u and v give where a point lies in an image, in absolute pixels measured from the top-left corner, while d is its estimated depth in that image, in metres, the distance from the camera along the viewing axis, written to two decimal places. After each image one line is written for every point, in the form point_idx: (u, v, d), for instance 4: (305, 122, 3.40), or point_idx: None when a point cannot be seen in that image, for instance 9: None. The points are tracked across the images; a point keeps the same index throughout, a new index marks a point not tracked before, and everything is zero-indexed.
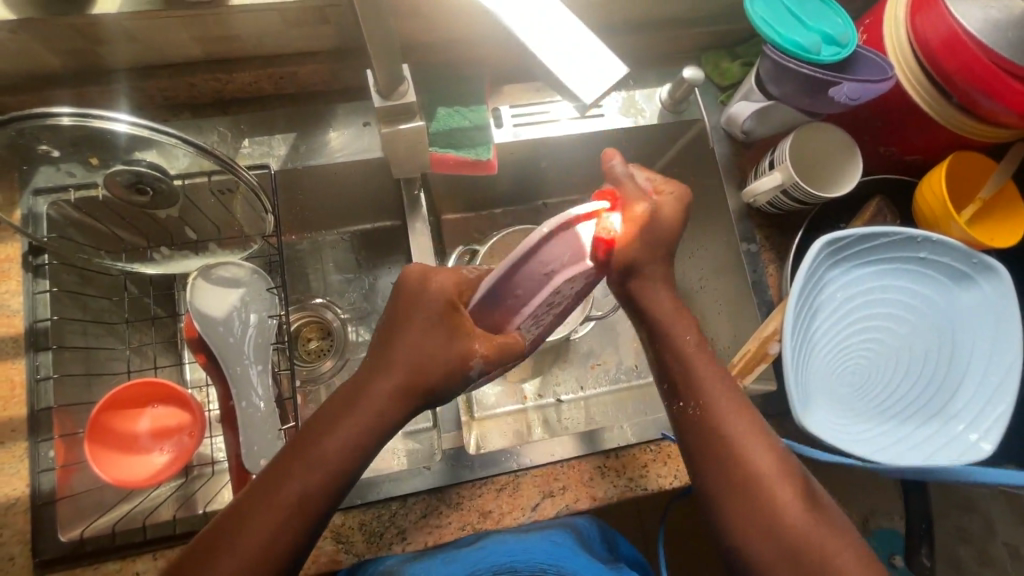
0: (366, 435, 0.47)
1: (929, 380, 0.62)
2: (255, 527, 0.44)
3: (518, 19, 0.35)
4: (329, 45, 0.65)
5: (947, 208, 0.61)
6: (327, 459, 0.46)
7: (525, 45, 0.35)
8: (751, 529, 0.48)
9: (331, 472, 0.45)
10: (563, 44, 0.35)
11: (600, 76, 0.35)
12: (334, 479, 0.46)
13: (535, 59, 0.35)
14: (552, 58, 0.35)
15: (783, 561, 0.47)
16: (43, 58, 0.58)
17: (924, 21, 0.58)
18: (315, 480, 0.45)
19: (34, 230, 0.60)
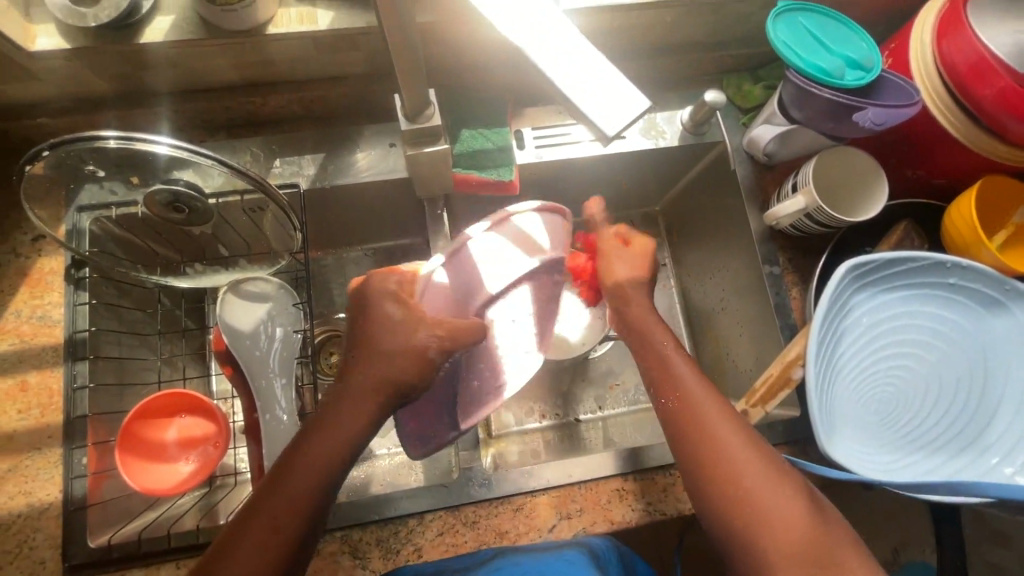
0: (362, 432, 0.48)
1: (960, 408, 0.60)
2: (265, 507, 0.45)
3: (513, 20, 0.34)
4: (359, 70, 0.67)
5: (977, 234, 0.59)
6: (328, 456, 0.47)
7: (523, 46, 0.34)
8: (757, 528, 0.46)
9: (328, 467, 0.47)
10: (564, 44, 0.34)
11: (602, 75, 0.33)
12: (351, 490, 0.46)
13: (534, 61, 0.34)
14: (551, 58, 0.33)
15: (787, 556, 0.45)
16: (91, 82, 0.62)
17: (952, 45, 0.58)
18: (338, 459, 0.48)
19: (77, 244, 0.63)
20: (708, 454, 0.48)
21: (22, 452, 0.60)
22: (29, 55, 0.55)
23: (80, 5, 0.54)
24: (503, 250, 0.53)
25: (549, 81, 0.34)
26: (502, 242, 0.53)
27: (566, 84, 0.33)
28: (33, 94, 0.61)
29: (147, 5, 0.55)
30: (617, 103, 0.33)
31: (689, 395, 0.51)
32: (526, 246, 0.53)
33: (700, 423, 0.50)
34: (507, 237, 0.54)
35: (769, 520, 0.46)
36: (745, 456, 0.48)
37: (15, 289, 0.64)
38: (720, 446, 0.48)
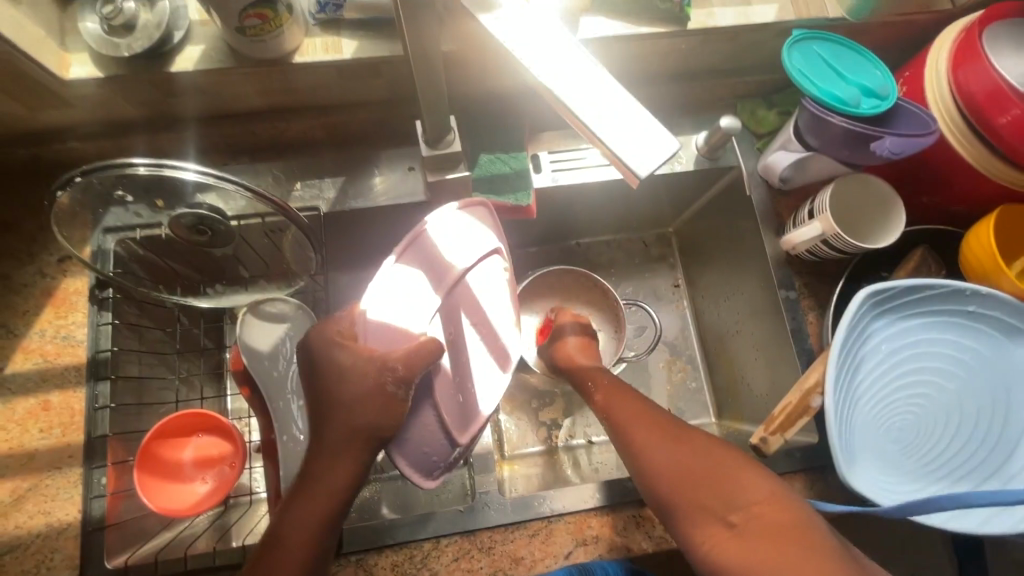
0: (362, 463, 0.50)
1: (983, 438, 0.59)
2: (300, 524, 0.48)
3: (510, 35, 0.33)
4: (379, 97, 0.69)
5: (997, 262, 0.59)
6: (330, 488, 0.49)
7: (522, 61, 0.33)
8: (713, 528, 0.47)
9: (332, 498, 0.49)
10: (559, 55, 0.33)
11: (595, 83, 0.33)
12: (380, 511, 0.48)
13: (534, 77, 0.33)
14: (547, 72, 0.33)
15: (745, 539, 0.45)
16: (121, 108, 0.63)
17: (968, 75, 0.58)
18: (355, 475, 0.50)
19: (101, 265, 0.64)
20: (657, 467, 0.51)
21: (42, 471, 0.60)
22: (64, 84, 0.57)
23: (114, 35, 0.56)
24: (427, 262, 0.58)
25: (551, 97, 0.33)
26: (427, 252, 0.58)
27: (567, 96, 0.32)
28: (65, 120, 0.63)
29: (179, 35, 0.57)
30: (633, 120, 0.32)
31: (630, 425, 0.54)
32: (450, 251, 0.59)
33: (643, 445, 0.52)
34: (451, 229, 0.59)
35: (722, 517, 0.47)
36: (689, 465, 0.50)
37: (40, 309, 0.65)
38: (662, 457, 0.51)
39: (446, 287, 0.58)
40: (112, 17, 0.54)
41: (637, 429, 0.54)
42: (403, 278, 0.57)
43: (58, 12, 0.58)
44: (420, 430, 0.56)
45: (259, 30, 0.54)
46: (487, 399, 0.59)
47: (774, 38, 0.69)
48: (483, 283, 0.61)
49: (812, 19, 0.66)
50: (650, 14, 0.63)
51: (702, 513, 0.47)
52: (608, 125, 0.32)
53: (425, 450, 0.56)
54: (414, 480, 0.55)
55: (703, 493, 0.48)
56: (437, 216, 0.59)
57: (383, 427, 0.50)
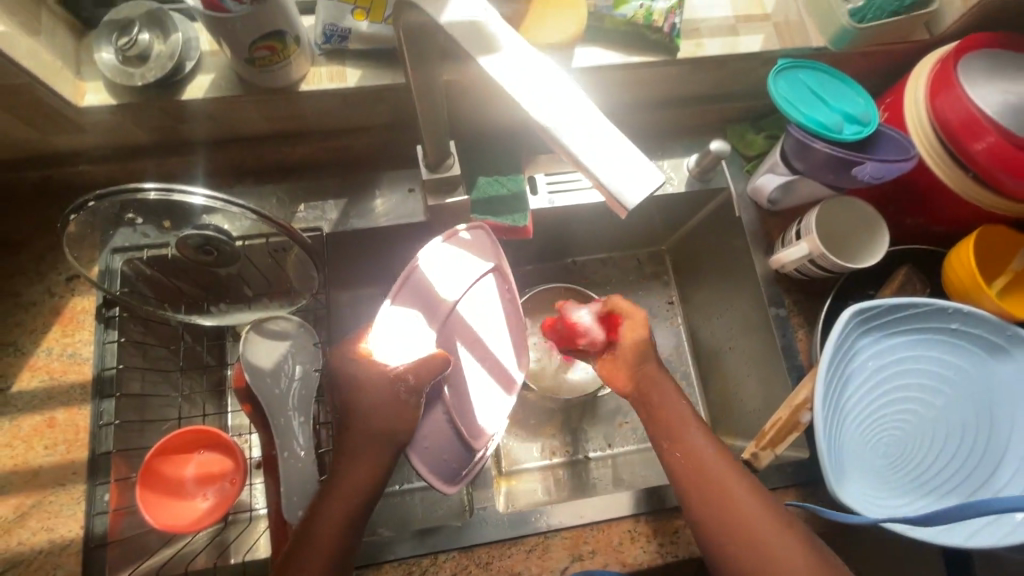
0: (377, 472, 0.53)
1: (968, 453, 0.61)
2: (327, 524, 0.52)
3: (500, 70, 0.35)
4: (381, 122, 0.71)
5: (977, 282, 0.62)
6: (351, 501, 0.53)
7: (511, 95, 0.34)
8: (720, 536, 0.52)
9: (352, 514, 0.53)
10: (546, 87, 0.34)
11: (577, 110, 0.34)
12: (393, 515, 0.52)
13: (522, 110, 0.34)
14: (534, 104, 0.34)
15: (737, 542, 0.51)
16: (132, 133, 0.65)
17: (943, 102, 0.61)
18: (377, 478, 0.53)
19: (109, 284, 0.65)
20: (694, 474, 0.54)
21: (46, 488, 0.61)
22: (78, 111, 0.59)
23: (128, 65, 0.58)
24: (420, 298, 0.62)
25: (538, 129, 0.34)
26: (421, 287, 0.62)
27: (552, 126, 0.33)
28: (77, 144, 0.65)
29: (190, 65, 0.60)
30: (617, 147, 0.33)
31: (680, 431, 0.56)
32: (439, 285, 0.63)
33: (687, 454, 0.55)
34: (441, 261, 0.63)
35: (734, 534, 0.51)
36: (723, 483, 0.53)
37: (47, 327, 0.67)
38: (702, 470, 0.54)
39: (439, 318, 0.63)
40: (127, 48, 0.57)
41: (690, 435, 0.56)
42: (396, 318, 0.60)
43: (75, 43, 0.60)
44: (435, 435, 0.59)
45: (267, 61, 0.56)
46: (494, 418, 0.63)
47: (761, 66, 0.71)
48: (475, 308, 0.65)
49: (796, 49, 0.69)
50: (641, 45, 0.66)
51: (717, 522, 0.52)
52: (596, 156, 0.33)
53: (443, 458, 0.59)
54: (437, 486, 0.59)
55: (727, 511, 0.52)
56: (427, 257, 0.63)
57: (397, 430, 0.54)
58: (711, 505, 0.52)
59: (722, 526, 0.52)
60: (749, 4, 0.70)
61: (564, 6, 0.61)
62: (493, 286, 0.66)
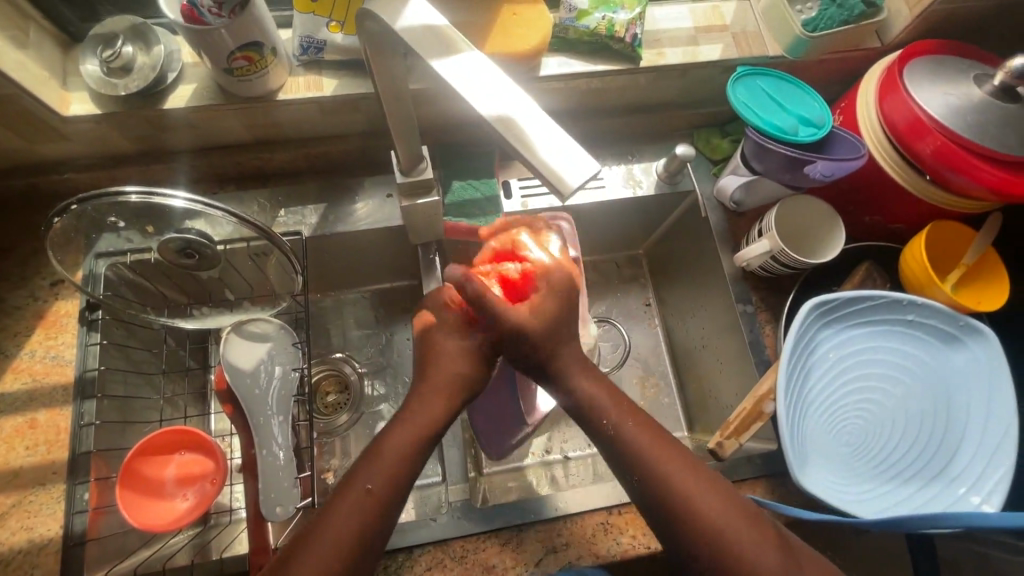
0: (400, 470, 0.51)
1: (927, 440, 0.63)
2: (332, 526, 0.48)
3: (450, 73, 0.37)
4: (360, 130, 0.74)
5: (930, 275, 0.64)
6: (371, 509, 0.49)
7: (459, 94, 0.36)
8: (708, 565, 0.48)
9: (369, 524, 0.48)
10: (490, 85, 0.36)
11: (517, 104, 0.36)
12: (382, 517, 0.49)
13: (470, 108, 0.36)
14: (480, 101, 0.36)
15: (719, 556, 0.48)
16: (117, 142, 0.68)
17: (890, 106, 0.64)
18: (402, 480, 0.51)
19: (93, 288, 0.67)
20: (676, 501, 0.50)
21: (27, 487, 0.62)
22: (63, 119, 0.61)
23: (112, 76, 0.61)
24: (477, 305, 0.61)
25: (485, 125, 0.36)
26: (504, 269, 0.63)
27: (496, 120, 0.35)
28: (63, 152, 0.68)
29: (172, 76, 0.63)
30: (558, 136, 0.35)
31: (654, 453, 0.51)
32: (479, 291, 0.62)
33: (673, 479, 0.50)
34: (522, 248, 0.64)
35: (726, 561, 0.48)
36: (715, 511, 0.49)
37: (30, 331, 0.68)
38: (688, 498, 0.50)
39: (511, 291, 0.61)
40: (111, 60, 0.60)
41: (670, 456, 0.51)
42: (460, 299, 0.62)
43: (62, 56, 0.63)
44: (497, 408, 0.74)
45: (245, 70, 0.59)
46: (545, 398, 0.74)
47: (721, 74, 0.75)
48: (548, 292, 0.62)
49: (752, 56, 0.72)
50: (605, 53, 0.69)
51: (704, 552, 0.49)
52: (541, 144, 0.35)
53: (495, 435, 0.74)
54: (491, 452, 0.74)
55: (714, 540, 0.48)
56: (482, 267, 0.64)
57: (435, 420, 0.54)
58: (701, 538, 0.49)
59: (714, 555, 0.48)
60: (708, 16, 0.74)
61: (530, 18, 0.65)
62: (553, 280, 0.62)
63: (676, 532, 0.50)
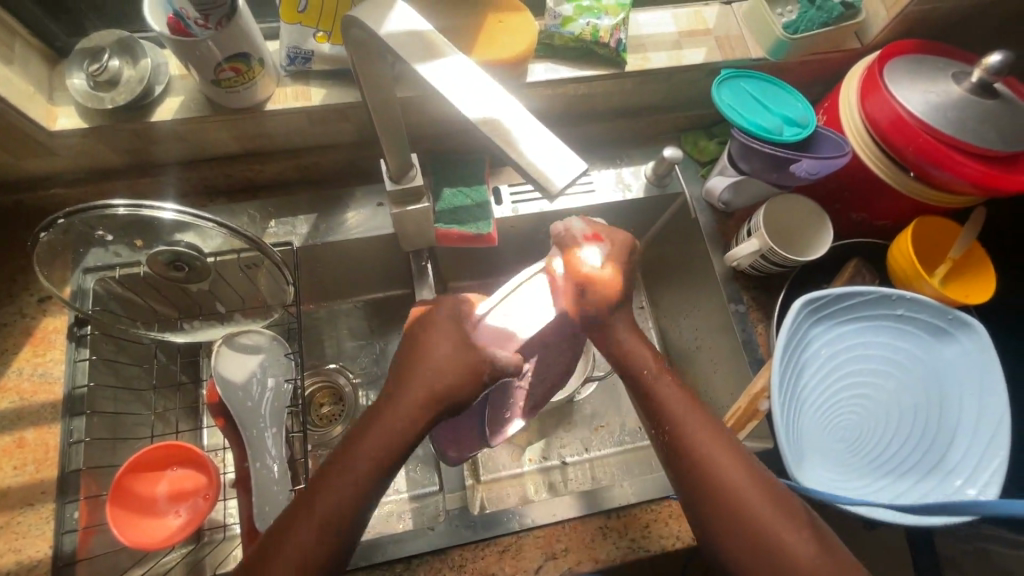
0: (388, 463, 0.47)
1: (921, 433, 0.63)
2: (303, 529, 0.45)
3: (437, 78, 0.37)
4: (349, 139, 0.74)
5: (917, 269, 0.65)
6: (338, 508, 0.45)
7: (447, 99, 0.37)
8: (737, 543, 0.47)
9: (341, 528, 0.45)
10: (478, 88, 0.37)
11: (502, 106, 0.36)
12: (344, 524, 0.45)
13: (457, 112, 0.37)
14: (467, 104, 0.36)
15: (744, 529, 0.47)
16: (105, 156, 0.68)
17: (872, 104, 0.65)
18: None
19: (81, 304, 0.66)
20: (703, 478, 0.48)
21: (15, 508, 0.61)
22: (50, 134, 0.61)
23: (99, 90, 0.61)
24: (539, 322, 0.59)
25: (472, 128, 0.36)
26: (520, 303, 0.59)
27: (483, 123, 0.35)
28: (50, 167, 0.67)
29: (160, 89, 0.63)
30: (547, 140, 0.35)
31: (691, 432, 0.50)
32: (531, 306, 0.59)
33: (698, 455, 0.49)
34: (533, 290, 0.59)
35: (755, 536, 0.46)
36: (744, 487, 0.48)
37: (18, 348, 0.67)
38: (713, 473, 0.49)
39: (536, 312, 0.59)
40: (98, 74, 0.60)
41: (700, 432, 0.50)
42: (509, 321, 0.58)
43: (48, 71, 0.63)
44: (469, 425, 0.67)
45: (233, 82, 0.59)
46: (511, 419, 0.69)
47: (706, 77, 0.76)
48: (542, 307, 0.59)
49: (736, 59, 0.74)
50: (590, 58, 0.70)
51: (733, 530, 0.47)
52: (528, 146, 0.35)
53: (459, 436, 0.67)
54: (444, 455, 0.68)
55: (741, 514, 0.47)
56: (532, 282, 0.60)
57: None
58: (727, 512, 0.47)
59: (741, 532, 0.47)
60: (691, 21, 0.76)
61: (515, 25, 0.65)
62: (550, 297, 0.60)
63: (705, 511, 0.48)
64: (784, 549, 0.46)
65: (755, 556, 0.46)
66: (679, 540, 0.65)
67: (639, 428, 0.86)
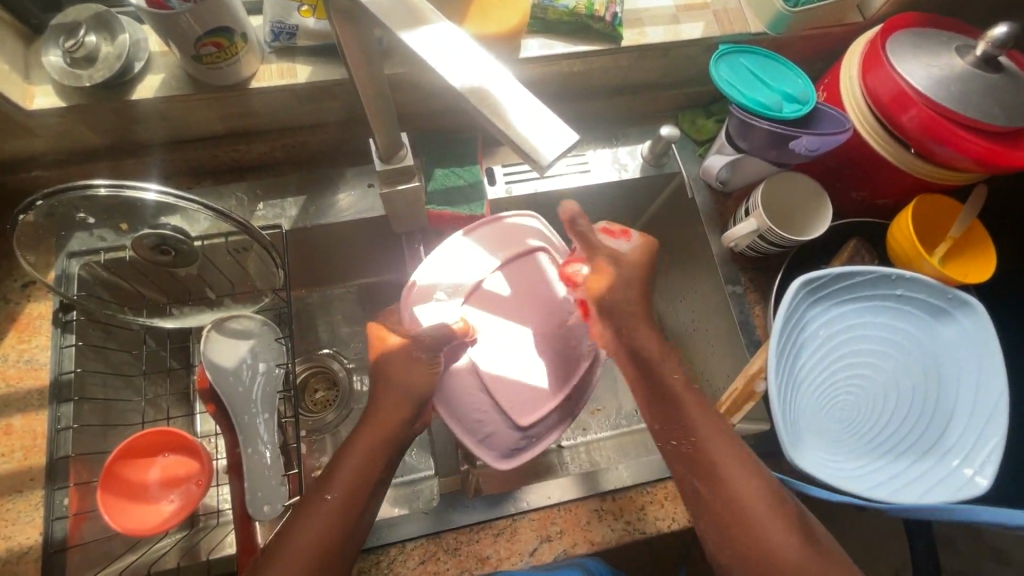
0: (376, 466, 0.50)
1: (918, 414, 0.63)
2: (310, 525, 0.47)
3: (421, 45, 0.36)
4: (337, 119, 0.73)
5: (917, 249, 0.64)
6: (344, 505, 0.48)
7: (431, 67, 0.35)
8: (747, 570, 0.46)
9: (343, 520, 0.48)
10: (465, 55, 0.35)
11: (488, 74, 0.34)
12: (346, 519, 0.48)
13: (444, 81, 0.35)
14: (452, 73, 0.35)
15: (733, 519, 0.47)
16: (87, 137, 0.66)
17: (874, 80, 0.64)
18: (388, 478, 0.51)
19: (65, 289, 0.64)
20: (693, 464, 0.50)
21: (3, 495, 0.60)
22: (27, 113, 0.59)
23: (76, 67, 0.59)
24: (494, 300, 0.66)
25: (459, 97, 0.34)
26: (443, 272, 0.66)
27: (470, 91, 0.34)
28: (29, 150, 0.66)
29: (139, 65, 0.61)
30: (539, 110, 0.34)
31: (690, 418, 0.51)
32: (462, 277, 0.66)
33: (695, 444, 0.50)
34: (450, 252, 0.67)
35: (738, 526, 0.47)
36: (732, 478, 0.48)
37: (2, 334, 0.66)
38: (708, 460, 0.49)
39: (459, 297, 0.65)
40: (74, 50, 0.58)
41: (719, 456, 0.49)
42: (426, 303, 0.64)
43: (23, 47, 0.61)
44: (483, 413, 0.62)
45: (215, 57, 0.57)
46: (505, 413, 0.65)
47: (704, 52, 0.74)
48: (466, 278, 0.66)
49: (734, 34, 0.72)
50: (585, 34, 0.68)
51: (723, 519, 0.47)
52: (517, 114, 0.34)
53: (490, 425, 0.62)
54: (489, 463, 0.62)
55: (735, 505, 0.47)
56: (447, 242, 0.67)
57: (414, 391, 0.53)
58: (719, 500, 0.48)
59: (723, 526, 0.47)
60: None
61: None
62: (508, 271, 0.68)
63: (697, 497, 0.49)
64: (771, 544, 0.46)
65: (739, 543, 0.46)
66: (675, 521, 0.65)
67: (635, 411, 0.85)
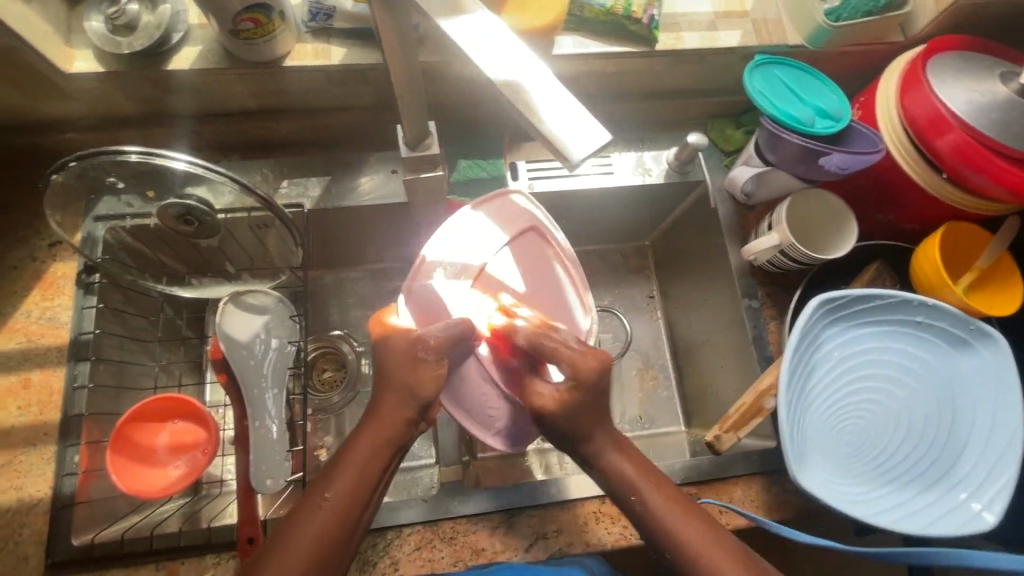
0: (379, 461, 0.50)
1: (929, 444, 0.62)
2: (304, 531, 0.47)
3: (459, 31, 0.36)
4: (367, 103, 0.73)
5: (942, 276, 0.62)
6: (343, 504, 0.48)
7: (467, 55, 0.35)
8: None
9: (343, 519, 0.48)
10: (502, 45, 0.35)
11: (524, 67, 0.34)
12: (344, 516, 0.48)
13: (479, 69, 0.35)
14: (489, 63, 0.35)
15: None
16: (121, 105, 0.67)
17: (913, 102, 0.63)
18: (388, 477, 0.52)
19: (90, 251, 0.66)
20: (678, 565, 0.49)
21: (17, 447, 0.62)
22: (67, 76, 0.60)
23: (117, 34, 0.60)
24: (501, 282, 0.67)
25: (494, 88, 0.34)
26: (451, 252, 0.66)
27: (505, 82, 0.34)
28: (64, 112, 0.67)
29: (177, 37, 0.62)
30: (573, 108, 0.34)
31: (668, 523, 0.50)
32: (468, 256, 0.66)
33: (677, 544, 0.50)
34: (456, 230, 0.66)
35: None
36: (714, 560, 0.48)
37: (27, 290, 0.68)
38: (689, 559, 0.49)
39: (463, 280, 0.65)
40: (115, 17, 0.59)
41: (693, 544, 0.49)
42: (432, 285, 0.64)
43: (67, 12, 0.62)
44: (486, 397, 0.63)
45: (251, 34, 0.58)
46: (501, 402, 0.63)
47: (740, 62, 0.73)
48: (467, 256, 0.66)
49: (772, 45, 0.71)
50: (621, 35, 0.68)
51: None
52: (550, 109, 0.33)
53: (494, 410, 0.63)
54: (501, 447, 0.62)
55: None
56: (455, 218, 0.66)
57: (421, 387, 0.51)
58: None
59: None
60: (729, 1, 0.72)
61: None
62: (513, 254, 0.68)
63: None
64: None
65: None
66: None
67: (640, 418, 0.84)
